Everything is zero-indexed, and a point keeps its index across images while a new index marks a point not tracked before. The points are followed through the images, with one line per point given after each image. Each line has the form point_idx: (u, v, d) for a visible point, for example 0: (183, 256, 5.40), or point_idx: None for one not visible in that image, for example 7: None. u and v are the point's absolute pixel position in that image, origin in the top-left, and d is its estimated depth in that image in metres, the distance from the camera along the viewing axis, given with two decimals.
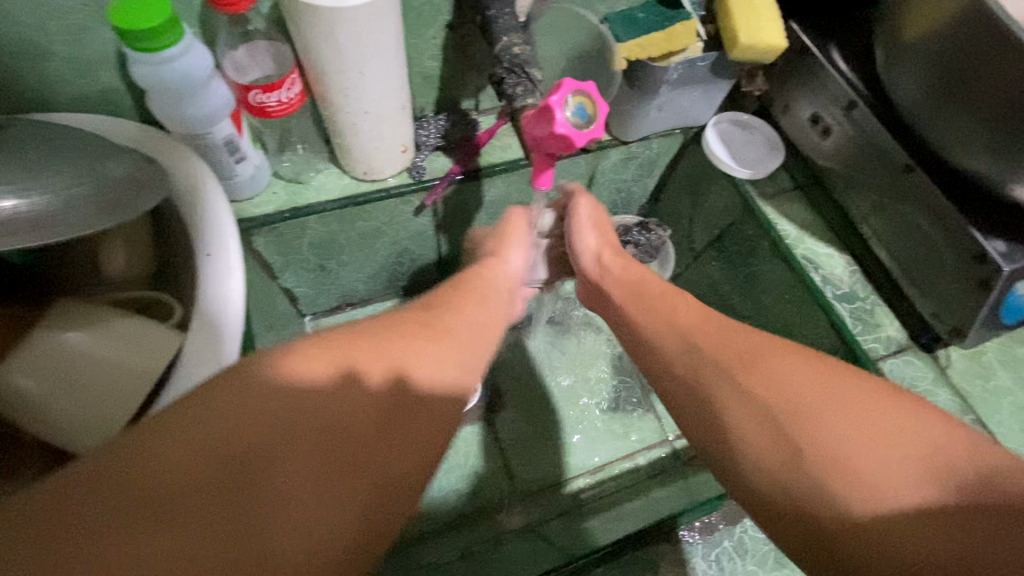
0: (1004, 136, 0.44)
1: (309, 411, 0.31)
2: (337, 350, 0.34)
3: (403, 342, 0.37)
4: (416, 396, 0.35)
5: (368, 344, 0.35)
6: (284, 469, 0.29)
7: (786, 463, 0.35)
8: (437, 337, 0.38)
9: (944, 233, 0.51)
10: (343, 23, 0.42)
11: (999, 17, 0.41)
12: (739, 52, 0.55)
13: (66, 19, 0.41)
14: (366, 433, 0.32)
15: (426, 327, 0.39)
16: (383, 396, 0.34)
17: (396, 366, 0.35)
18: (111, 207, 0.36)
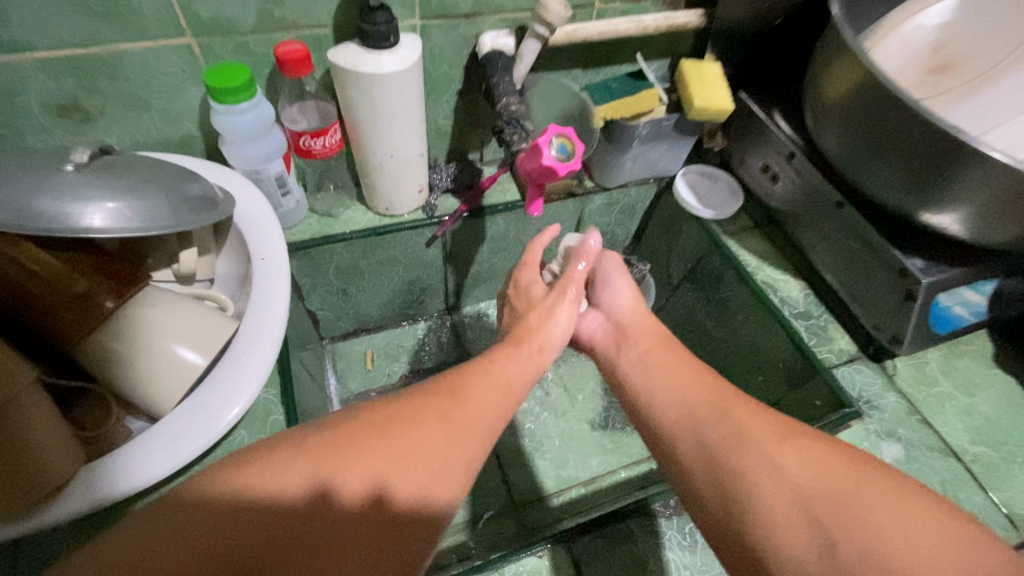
0: (914, 174, 0.55)
1: (294, 510, 0.33)
2: (326, 453, 0.36)
3: (397, 445, 0.38)
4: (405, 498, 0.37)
5: (361, 448, 0.37)
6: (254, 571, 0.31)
7: (785, 470, 0.41)
8: (430, 431, 0.40)
9: (875, 254, 0.60)
10: (378, 85, 0.54)
11: (883, 83, 0.53)
12: (695, 113, 0.67)
13: (168, 79, 0.53)
14: (343, 540, 0.34)
15: (422, 416, 0.41)
16: (367, 497, 0.36)
17: (384, 471, 0.37)
18: (196, 209, 0.46)
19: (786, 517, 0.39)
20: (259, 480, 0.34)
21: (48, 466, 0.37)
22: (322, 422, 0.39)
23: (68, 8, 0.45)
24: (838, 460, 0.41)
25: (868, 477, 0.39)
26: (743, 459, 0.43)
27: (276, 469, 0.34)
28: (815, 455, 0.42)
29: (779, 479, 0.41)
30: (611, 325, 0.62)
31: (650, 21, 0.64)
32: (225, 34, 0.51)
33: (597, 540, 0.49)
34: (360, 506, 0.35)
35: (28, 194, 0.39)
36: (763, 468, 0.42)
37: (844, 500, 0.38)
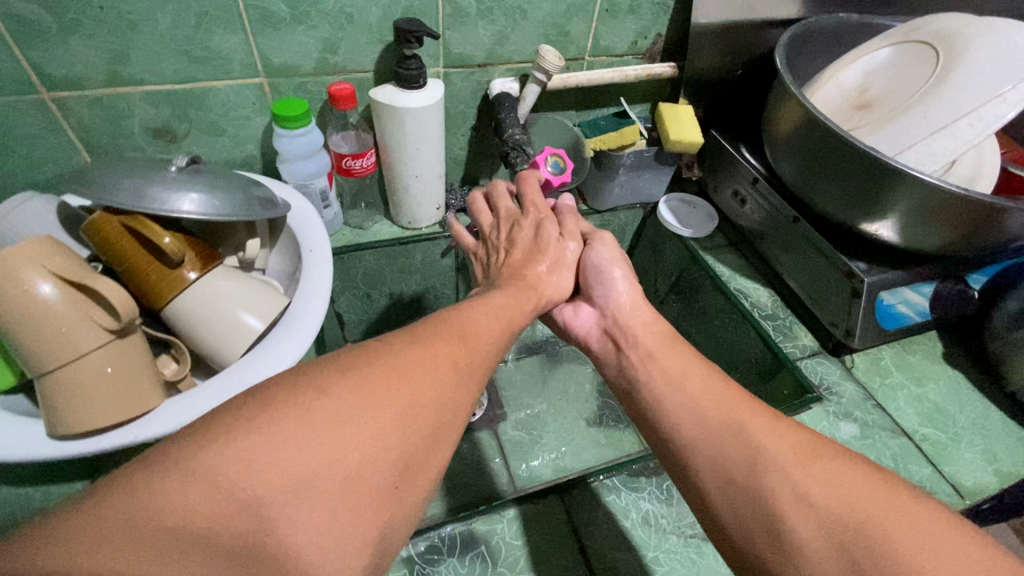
0: (856, 194, 0.64)
1: (320, 455, 0.32)
2: (320, 405, 0.34)
3: (407, 379, 0.38)
4: (422, 422, 0.37)
5: (365, 392, 0.36)
6: (293, 514, 0.30)
7: (816, 504, 0.38)
8: (444, 368, 0.41)
9: (827, 260, 0.70)
10: (407, 117, 0.67)
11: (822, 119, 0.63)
12: (671, 144, 0.79)
13: (241, 111, 0.66)
14: (371, 454, 0.34)
15: (429, 358, 0.41)
16: (395, 431, 0.35)
17: (404, 408, 0.37)
18: (263, 208, 0.57)
19: (817, 546, 0.36)
20: (268, 433, 0.31)
21: (146, 389, 0.46)
22: (308, 377, 0.35)
23: (174, 54, 0.59)
24: (879, 492, 0.38)
25: (909, 509, 0.36)
26: (759, 458, 0.41)
27: (282, 422, 0.32)
28: (839, 480, 0.39)
29: (804, 509, 0.38)
30: (608, 301, 0.62)
31: (631, 71, 0.77)
32: (290, 76, 0.65)
33: (586, 492, 0.56)
34: (389, 440, 0.35)
35: (144, 183, 0.51)
36: (783, 494, 0.39)
37: (880, 533, 0.35)
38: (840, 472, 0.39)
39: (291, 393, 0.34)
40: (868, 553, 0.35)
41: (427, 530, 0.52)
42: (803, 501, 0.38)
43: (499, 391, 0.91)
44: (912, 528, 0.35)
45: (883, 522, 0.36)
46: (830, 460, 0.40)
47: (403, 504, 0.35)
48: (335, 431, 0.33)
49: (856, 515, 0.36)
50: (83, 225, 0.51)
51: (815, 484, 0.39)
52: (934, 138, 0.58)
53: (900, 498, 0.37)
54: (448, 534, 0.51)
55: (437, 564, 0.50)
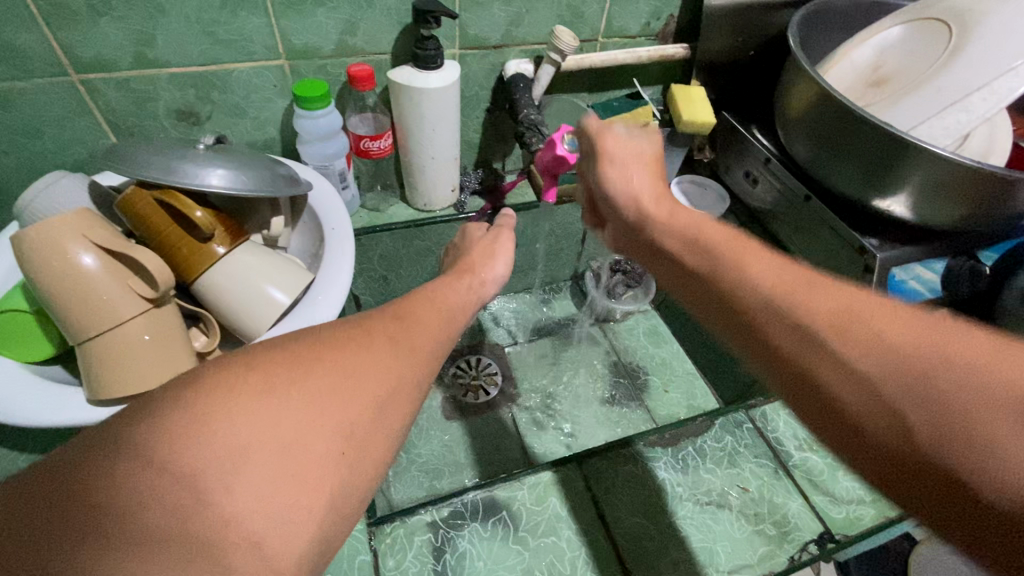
0: (869, 170, 0.65)
1: (248, 427, 0.31)
2: (262, 378, 0.34)
3: (351, 356, 0.38)
4: (371, 392, 0.37)
5: (308, 367, 0.36)
6: (233, 482, 0.30)
7: (866, 370, 0.35)
8: (382, 350, 0.40)
9: (838, 237, 0.71)
10: (425, 97, 0.68)
11: (834, 96, 0.64)
12: (683, 126, 0.80)
13: (262, 93, 0.68)
14: (319, 420, 0.34)
15: (368, 342, 0.40)
16: (336, 405, 0.35)
17: (341, 385, 0.36)
18: (287, 186, 0.59)
19: (865, 410, 0.34)
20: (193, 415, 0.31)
21: (177, 362, 0.48)
22: (238, 360, 0.35)
23: (200, 36, 0.60)
24: (940, 335, 0.34)
25: (974, 344, 0.33)
26: (792, 323, 0.39)
27: (208, 402, 0.31)
28: (890, 333, 0.35)
29: (851, 377, 0.35)
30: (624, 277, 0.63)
31: (644, 52, 0.78)
32: (310, 58, 0.66)
33: (603, 461, 0.58)
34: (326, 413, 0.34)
35: (174, 161, 0.52)
36: (824, 361, 0.36)
37: (940, 384, 0.32)
38: (902, 326, 0.36)
39: (220, 373, 0.33)
40: (925, 409, 0.32)
41: (450, 497, 0.53)
42: (847, 369, 0.35)
43: (513, 372, 0.93)
44: (981, 370, 0.32)
45: (948, 366, 0.32)
46: (882, 319, 0.36)
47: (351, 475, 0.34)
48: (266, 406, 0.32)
49: (914, 365, 0.33)
50: (117, 200, 0.53)
51: (863, 351, 0.35)
52: (947, 112, 0.59)
53: (966, 338, 0.34)
54: (471, 500, 0.53)
55: (460, 528, 0.51)
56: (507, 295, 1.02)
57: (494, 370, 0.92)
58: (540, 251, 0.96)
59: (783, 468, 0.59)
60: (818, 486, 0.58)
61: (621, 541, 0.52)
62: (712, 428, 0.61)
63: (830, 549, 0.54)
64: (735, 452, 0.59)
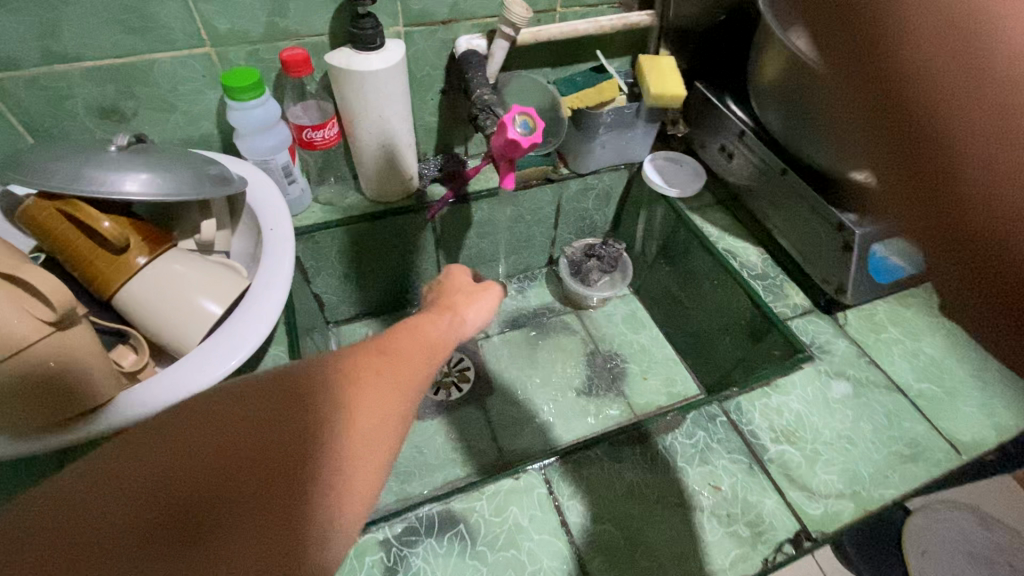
0: (847, 141, 0.60)
1: (236, 497, 0.25)
2: (262, 418, 0.28)
3: (359, 396, 0.32)
4: (378, 442, 0.31)
5: (308, 407, 0.29)
6: (213, 558, 0.24)
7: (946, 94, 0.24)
8: (388, 388, 0.33)
9: (816, 214, 0.67)
10: (366, 81, 0.63)
11: (804, 61, 0.59)
12: (652, 100, 0.74)
13: (191, 84, 0.62)
14: (325, 481, 0.28)
15: (369, 374, 0.34)
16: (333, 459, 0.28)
17: (345, 445, 0.29)
18: (216, 183, 0.55)
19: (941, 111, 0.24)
20: (167, 478, 0.24)
21: (92, 384, 0.44)
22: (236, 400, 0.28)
23: (110, 25, 0.55)
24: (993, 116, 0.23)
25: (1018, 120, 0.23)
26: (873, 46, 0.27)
27: (188, 460, 0.25)
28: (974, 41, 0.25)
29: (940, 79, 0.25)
30: None
31: (607, 21, 0.73)
32: (238, 43, 0.61)
33: (569, 465, 0.54)
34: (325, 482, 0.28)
35: (80, 166, 0.48)
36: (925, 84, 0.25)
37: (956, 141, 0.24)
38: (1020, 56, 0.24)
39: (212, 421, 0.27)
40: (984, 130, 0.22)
41: (404, 512, 0.50)
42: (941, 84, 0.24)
43: (487, 366, 0.90)
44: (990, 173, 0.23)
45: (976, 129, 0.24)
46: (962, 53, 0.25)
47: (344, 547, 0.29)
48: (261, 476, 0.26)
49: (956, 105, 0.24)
50: (19, 214, 0.49)
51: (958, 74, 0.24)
52: None
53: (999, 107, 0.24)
54: (425, 515, 0.50)
55: (415, 545, 0.48)
56: None
57: (467, 365, 0.89)
58: (511, 238, 0.92)
59: (758, 463, 0.56)
60: (796, 480, 0.55)
61: (585, 550, 0.50)
62: (684, 423, 0.58)
63: (806, 549, 0.51)
64: (707, 449, 0.56)
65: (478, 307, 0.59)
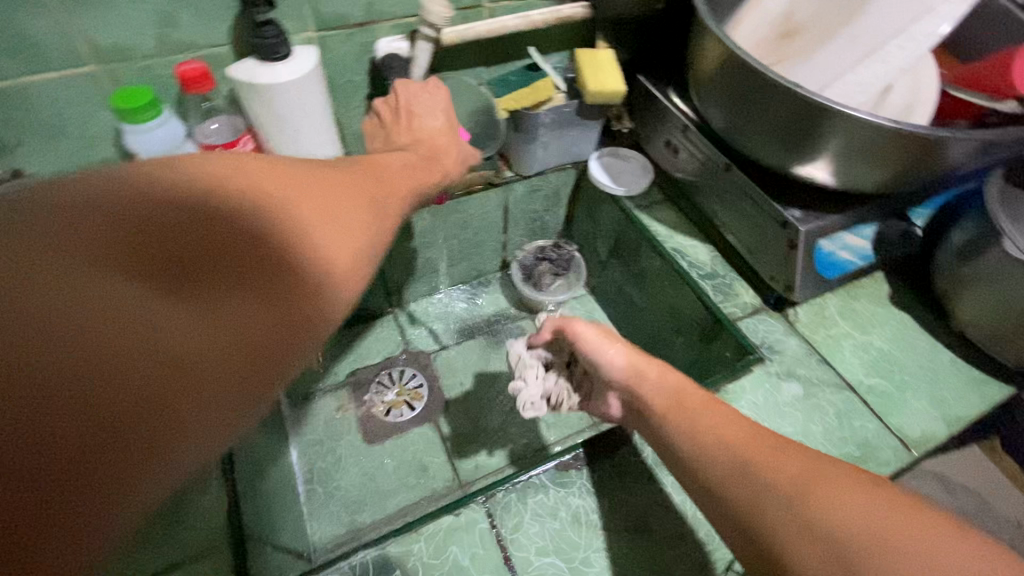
0: (786, 137, 0.58)
1: (244, 223, 0.30)
2: (231, 174, 0.33)
3: (321, 191, 0.36)
4: (346, 230, 0.35)
5: (299, 186, 0.35)
6: (230, 259, 0.29)
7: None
8: (348, 195, 0.38)
9: (761, 210, 0.65)
10: (276, 94, 0.58)
11: (738, 56, 0.56)
12: (590, 97, 0.71)
13: (79, 107, 0.57)
14: (320, 234, 0.33)
15: (343, 183, 0.39)
16: (331, 215, 0.35)
17: (321, 216, 0.34)
18: None
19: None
20: (169, 199, 0.29)
21: None
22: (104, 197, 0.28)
23: None
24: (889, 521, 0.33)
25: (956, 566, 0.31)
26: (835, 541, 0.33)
27: (179, 193, 0.30)
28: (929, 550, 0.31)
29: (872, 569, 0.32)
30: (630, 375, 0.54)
31: (537, 16, 0.69)
32: (127, 59, 0.55)
33: (512, 495, 0.52)
34: (268, 239, 0.31)
35: None
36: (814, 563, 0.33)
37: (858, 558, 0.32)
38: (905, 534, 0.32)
39: (137, 190, 0.29)
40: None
41: (333, 562, 0.46)
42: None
43: (441, 380, 0.87)
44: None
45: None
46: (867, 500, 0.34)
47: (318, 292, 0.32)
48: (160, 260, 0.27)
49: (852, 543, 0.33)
50: None
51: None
52: (867, 64, 0.54)
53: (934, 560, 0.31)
54: (359, 562, 0.46)
55: None
56: (430, 295, 0.94)
57: (420, 382, 0.86)
58: (458, 245, 0.88)
59: None
60: None
61: None
62: (634, 438, 0.56)
63: None
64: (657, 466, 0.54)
65: (433, 106, 0.58)
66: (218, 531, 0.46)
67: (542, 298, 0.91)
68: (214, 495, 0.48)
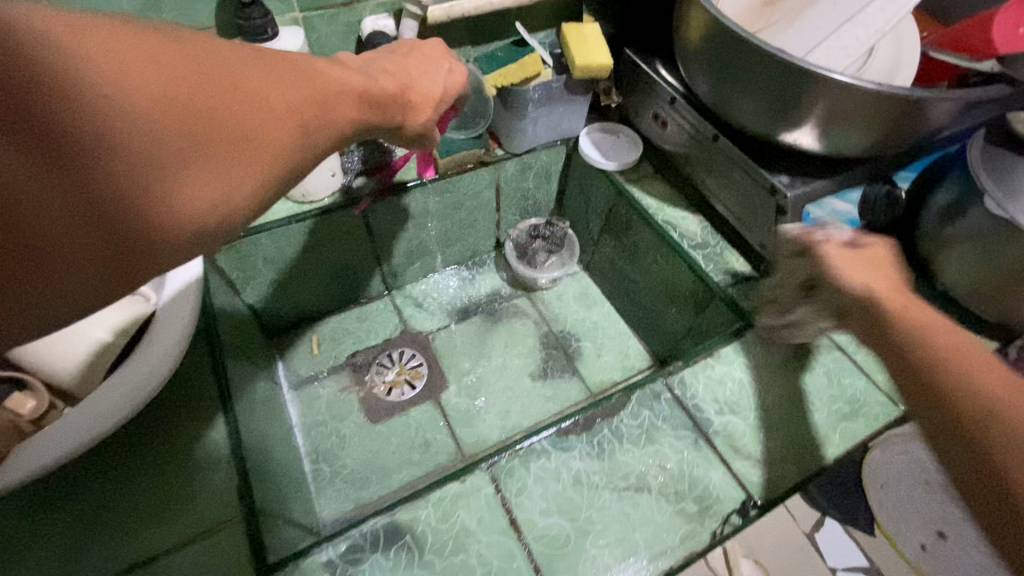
0: (772, 104, 0.59)
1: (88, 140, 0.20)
2: (115, 56, 0.21)
3: (236, 97, 0.25)
4: (257, 164, 0.26)
5: (199, 87, 0.23)
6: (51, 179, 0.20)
7: None
8: (264, 96, 0.26)
9: (749, 179, 0.66)
10: None
11: (723, 25, 0.56)
12: (578, 72, 0.71)
13: None
14: (209, 161, 0.23)
15: (257, 77, 0.26)
16: (234, 145, 0.24)
17: (220, 139, 0.24)
18: None
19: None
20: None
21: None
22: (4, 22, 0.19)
23: None
24: None
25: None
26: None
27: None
28: None
29: None
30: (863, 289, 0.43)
31: None
32: None
33: (514, 460, 0.53)
34: (131, 163, 0.21)
35: None
36: None
37: None
38: None
39: None
40: None
41: (347, 529, 0.48)
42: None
43: (440, 359, 0.88)
44: None
45: None
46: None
47: (200, 232, 0.24)
48: (15, 131, 0.19)
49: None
50: None
51: None
52: (845, 29, 0.55)
53: None
54: (370, 530, 0.48)
55: (360, 563, 0.47)
56: (425, 276, 0.95)
57: (420, 361, 0.87)
58: (452, 226, 0.88)
59: (703, 437, 0.56)
60: (740, 451, 0.55)
61: (535, 546, 0.49)
62: (629, 404, 0.57)
63: (751, 516, 0.53)
64: (653, 429, 0.56)
65: (434, 57, 0.48)
66: (231, 509, 0.47)
67: (537, 276, 0.92)
68: (226, 473, 0.49)
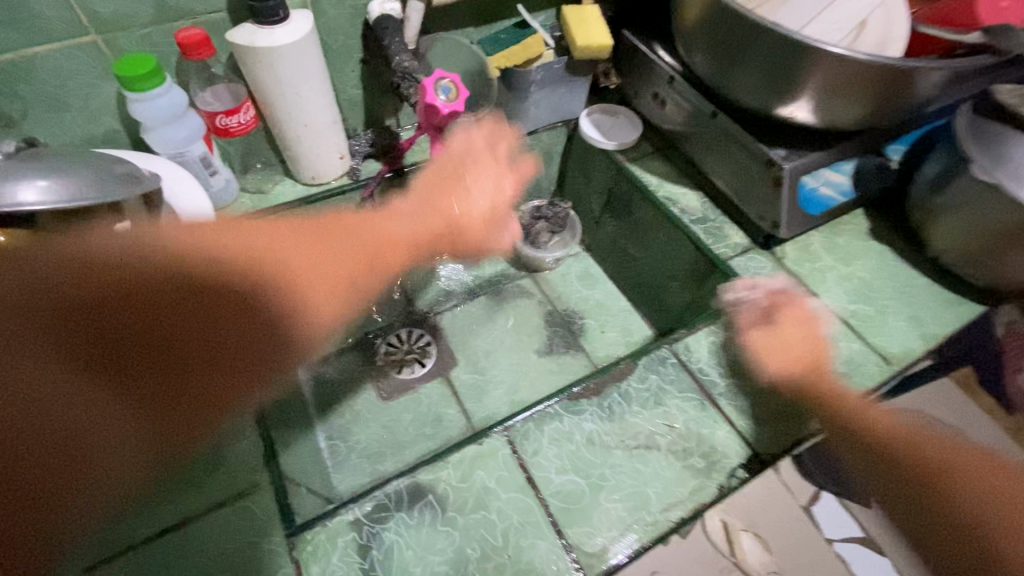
0: (770, 79, 0.61)
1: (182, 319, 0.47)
2: (164, 245, 0.48)
3: (219, 245, 0.52)
4: (236, 281, 0.49)
5: (182, 250, 0.49)
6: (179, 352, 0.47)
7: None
8: (208, 241, 0.52)
9: (747, 153, 0.68)
10: (277, 58, 0.59)
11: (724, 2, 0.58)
12: (579, 52, 0.73)
13: (82, 78, 0.58)
14: (256, 286, 0.50)
15: (255, 242, 0.57)
16: (251, 273, 0.51)
17: (179, 274, 0.47)
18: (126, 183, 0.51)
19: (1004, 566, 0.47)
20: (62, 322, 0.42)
21: None
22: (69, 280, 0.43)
23: None
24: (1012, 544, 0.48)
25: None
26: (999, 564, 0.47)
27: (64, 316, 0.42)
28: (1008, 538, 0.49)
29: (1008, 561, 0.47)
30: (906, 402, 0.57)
31: None
32: (127, 27, 0.56)
33: (530, 424, 0.55)
34: (210, 318, 0.47)
35: None
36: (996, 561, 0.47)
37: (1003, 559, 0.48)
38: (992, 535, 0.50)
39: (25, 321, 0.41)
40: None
41: (372, 490, 0.50)
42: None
43: (448, 338, 0.90)
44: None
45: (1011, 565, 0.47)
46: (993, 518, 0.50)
47: (246, 346, 0.49)
48: (70, 356, 0.42)
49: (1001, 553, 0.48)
50: None
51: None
52: (836, 6, 0.58)
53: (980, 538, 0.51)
54: (394, 490, 0.50)
55: (387, 520, 0.48)
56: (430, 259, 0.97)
57: (428, 341, 0.89)
58: None
59: (708, 398, 0.59)
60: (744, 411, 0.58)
61: (552, 503, 0.51)
62: (637, 368, 0.60)
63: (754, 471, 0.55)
64: (661, 392, 0.58)
65: (483, 182, 0.75)
66: (260, 475, 0.49)
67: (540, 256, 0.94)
68: (251, 440, 0.51)
